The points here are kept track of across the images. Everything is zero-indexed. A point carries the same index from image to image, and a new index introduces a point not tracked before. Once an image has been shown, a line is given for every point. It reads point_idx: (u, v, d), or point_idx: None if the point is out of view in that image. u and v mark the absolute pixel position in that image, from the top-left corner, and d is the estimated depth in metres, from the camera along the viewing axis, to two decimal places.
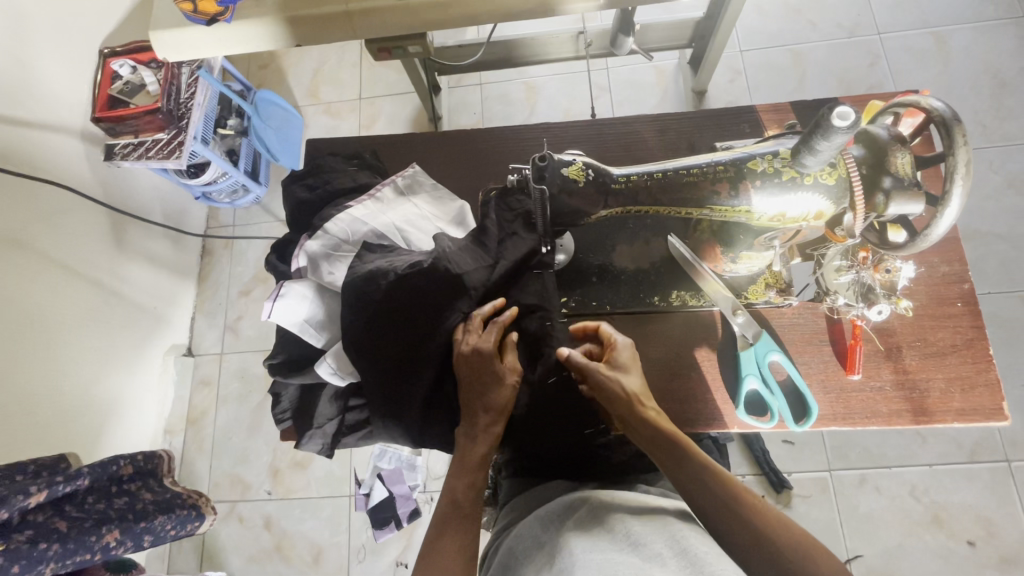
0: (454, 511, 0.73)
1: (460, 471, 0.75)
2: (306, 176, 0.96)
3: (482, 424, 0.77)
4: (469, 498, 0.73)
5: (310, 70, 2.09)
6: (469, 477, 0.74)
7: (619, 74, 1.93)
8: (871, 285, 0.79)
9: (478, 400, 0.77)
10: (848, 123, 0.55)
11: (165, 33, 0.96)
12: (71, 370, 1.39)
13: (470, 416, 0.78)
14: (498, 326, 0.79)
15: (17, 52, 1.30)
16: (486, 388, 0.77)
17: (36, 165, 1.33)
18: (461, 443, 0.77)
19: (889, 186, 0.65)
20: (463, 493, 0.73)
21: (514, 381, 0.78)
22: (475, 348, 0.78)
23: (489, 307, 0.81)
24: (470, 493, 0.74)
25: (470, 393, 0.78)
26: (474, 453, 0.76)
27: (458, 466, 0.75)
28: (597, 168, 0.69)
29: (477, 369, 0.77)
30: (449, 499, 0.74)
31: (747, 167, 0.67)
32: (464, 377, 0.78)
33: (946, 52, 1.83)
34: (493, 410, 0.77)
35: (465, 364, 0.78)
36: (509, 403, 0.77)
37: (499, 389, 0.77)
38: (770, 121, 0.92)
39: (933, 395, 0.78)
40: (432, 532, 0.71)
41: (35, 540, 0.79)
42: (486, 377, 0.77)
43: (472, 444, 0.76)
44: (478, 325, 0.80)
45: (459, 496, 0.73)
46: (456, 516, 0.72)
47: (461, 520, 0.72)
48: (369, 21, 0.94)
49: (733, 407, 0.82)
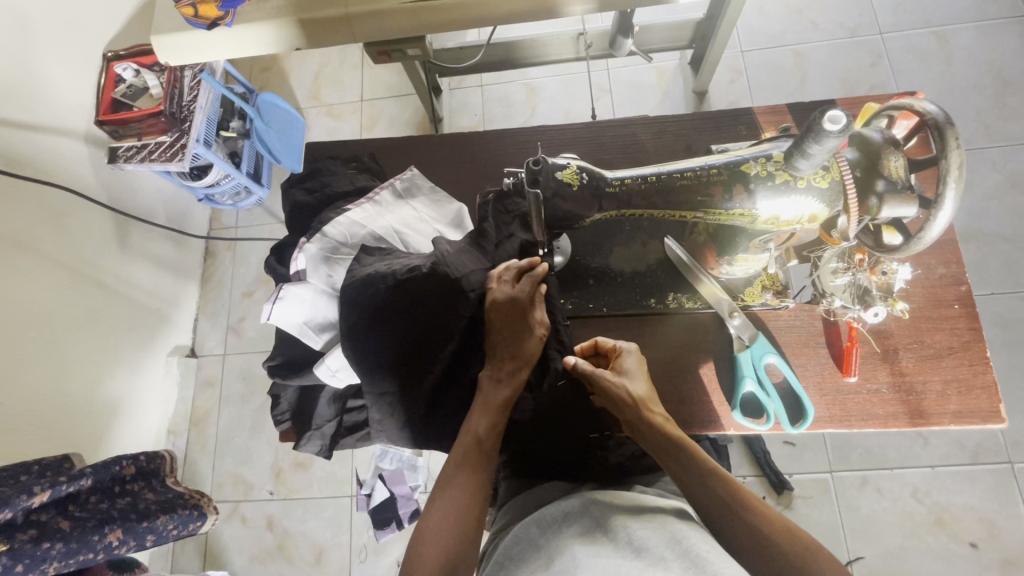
0: (476, 448, 0.73)
1: (482, 408, 0.76)
2: (305, 179, 0.97)
3: (509, 369, 0.78)
4: (490, 437, 0.74)
5: (312, 72, 2.10)
6: (494, 416, 0.75)
7: (619, 75, 1.93)
8: (867, 288, 0.79)
9: (506, 349, 0.78)
10: (840, 127, 0.55)
11: (166, 37, 0.97)
12: (75, 371, 1.40)
13: (496, 360, 0.78)
14: (532, 279, 0.80)
15: (21, 57, 1.32)
16: (516, 338, 0.79)
17: (40, 168, 1.35)
18: (484, 386, 0.77)
19: (881, 189, 0.65)
20: (485, 433, 0.74)
21: (541, 336, 0.80)
22: (511, 296, 0.79)
23: (523, 262, 0.82)
24: (492, 433, 0.74)
25: (497, 343, 0.79)
26: (498, 397, 0.76)
27: (480, 406, 0.76)
28: (591, 171, 0.69)
29: (510, 315, 0.79)
30: (471, 437, 0.74)
31: (740, 170, 0.67)
32: (496, 328, 0.79)
33: (948, 52, 1.82)
34: (520, 358, 0.78)
35: (496, 313, 0.79)
36: (534, 354, 0.79)
37: (528, 339, 0.79)
38: (766, 124, 0.93)
39: (930, 397, 0.78)
40: (451, 467, 0.72)
41: (38, 539, 0.81)
42: (517, 325, 0.79)
43: (495, 387, 0.77)
44: (511, 277, 0.81)
45: (482, 435, 0.74)
46: (477, 454, 0.73)
47: (480, 458, 0.73)
48: (368, 24, 0.95)
49: (728, 409, 0.82)
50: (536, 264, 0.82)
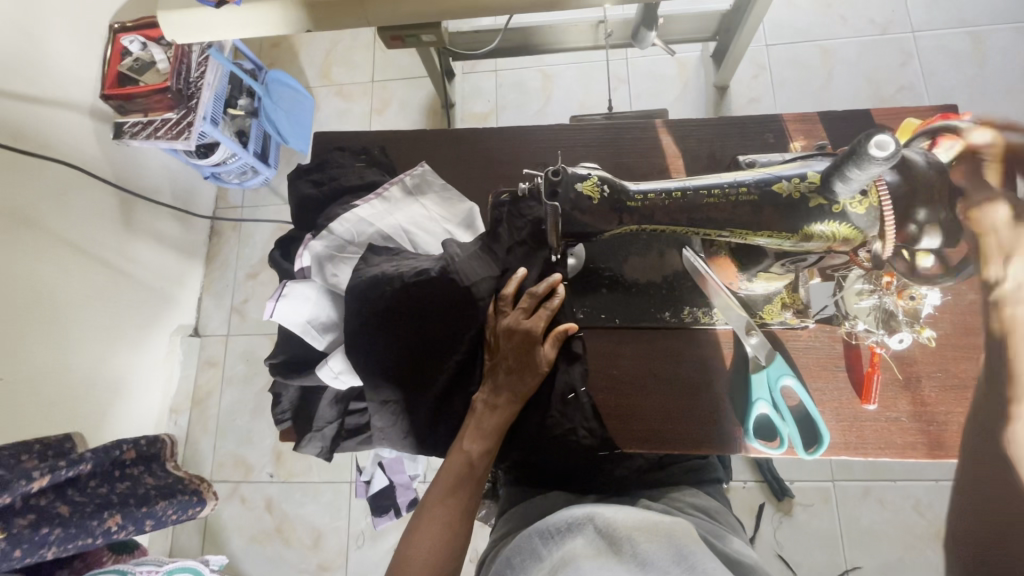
0: (468, 473, 0.73)
1: (475, 432, 0.75)
2: (313, 171, 0.94)
3: (507, 395, 0.76)
4: (483, 463, 0.74)
5: (322, 49, 2.04)
6: (489, 442, 0.75)
7: (638, 65, 1.87)
8: (893, 312, 0.75)
9: (507, 376, 0.77)
10: (886, 153, 0.51)
11: (172, 13, 0.92)
12: (79, 349, 1.40)
13: (494, 384, 0.77)
14: (546, 315, 0.78)
15: (27, 26, 1.28)
16: (524, 369, 0.77)
17: (44, 143, 1.32)
18: (480, 409, 0.76)
19: (922, 218, 0.61)
20: (478, 459, 0.74)
21: (546, 371, 0.78)
22: (523, 328, 0.77)
23: (543, 286, 0.79)
24: (485, 458, 0.74)
25: (500, 365, 0.77)
26: (492, 420, 0.76)
27: (474, 430, 0.75)
28: (612, 183, 0.66)
29: (519, 347, 0.77)
30: (464, 462, 0.74)
31: (771, 190, 0.63)
32: (503, 353, 0.77)
33: (982, 53, 1.75)
34: (520, 386, 0.76)
35: (505, 339, 0.77)
36: (532, 389, 0.77)
37: (531, 375, 0.77)
38: (797, 132, 0.88)
39: (952, 429, 0.75)
40: (442, 489, 0.73)
41: (37, 524, 0.80)
42: (526, 353, 0.77)
43: (491, 412, 0.76)
44: (526, 305, 0.79)
45: (474, 460, 0.74)
46: (468, 479, 0.73)
47: (469, 483, 0.73)
48: (382, 8, 0.91)
49: (743, 432, 0.79)
50: (556, 284, 0.80)
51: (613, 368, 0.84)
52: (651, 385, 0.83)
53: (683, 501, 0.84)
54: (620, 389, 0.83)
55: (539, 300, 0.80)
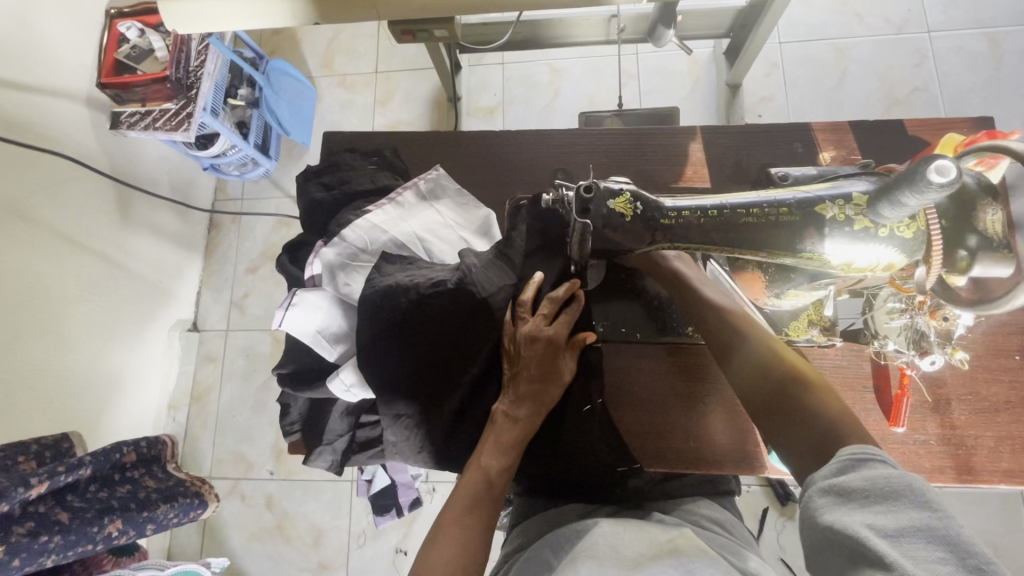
0: (487, 490, 0.70)
1: (492, 446, 0.72)
2: (323, 173, 0.90)
3: (527, 407, 0.74)
4: (501, 479, 0.71)
5: (325, 38, 1.99)
6: (508, 458, 0.72)
7: (649, 61, 1.83)
8: (924, 333, 0.71)
9: (528, 387, 0.74)
10: (946, 180, 0.49)
11: (174, 3, 0.86)
12: (74, 345, 1.36)
13: (513, 395, 0.74)
14: (565, 323, 0.76)
15: (19, 10, 1.23)
16: (545, 380, 0.74)
17: (37, 132, 1.26)
18: (499, 422, 0.74)
19: (974, 245, 0.57)
20: (497, 475, 0.71)
21: (566, 381, 0.76)
22: (545, 336, 0.74)
23: (561, 292, 0.77)
24: (503, 474, 0.72)
25: (521, 375, 0.74)
26: (510, 434, 0.73)
27: (491, 443, 0.73)
28: (646, 201, 0.64)
29: (539, 357, 0.74)
30: (481, 478, 0.71)
31: (815, 211, 0.61)
32: (524, 363, 0.74)
33: (999, 54, 1.72)
34: (541, 398, 0.74)
35: (526, 347, 0.74)
36: (552, 402, 0.75)
37: (551, 386, 0.75)
38: (825, 141, 0.86)
39: (981, 453, 0.73)
40: (460, 507, 0.69)
41: (35, 532, 0.76)
42: (547, 364, 0.74)
43: (510, 425, 0.73)
44: (547, 312, 0.76)
45: (493, 477, 0.71)
46: (486, 496, 0.70)
47: (487, 501, 0.70)
48: (395, 2, 0.87)
49: (764, 450, 0.79)
50: (575, 291, 0.78)
51: (632, 383, 0.82)
52: (671, 400, 0.82)
53: (699, 514, 0.82)
54: (639, 404, 0.82)
55: (558, 307, 0.77)
